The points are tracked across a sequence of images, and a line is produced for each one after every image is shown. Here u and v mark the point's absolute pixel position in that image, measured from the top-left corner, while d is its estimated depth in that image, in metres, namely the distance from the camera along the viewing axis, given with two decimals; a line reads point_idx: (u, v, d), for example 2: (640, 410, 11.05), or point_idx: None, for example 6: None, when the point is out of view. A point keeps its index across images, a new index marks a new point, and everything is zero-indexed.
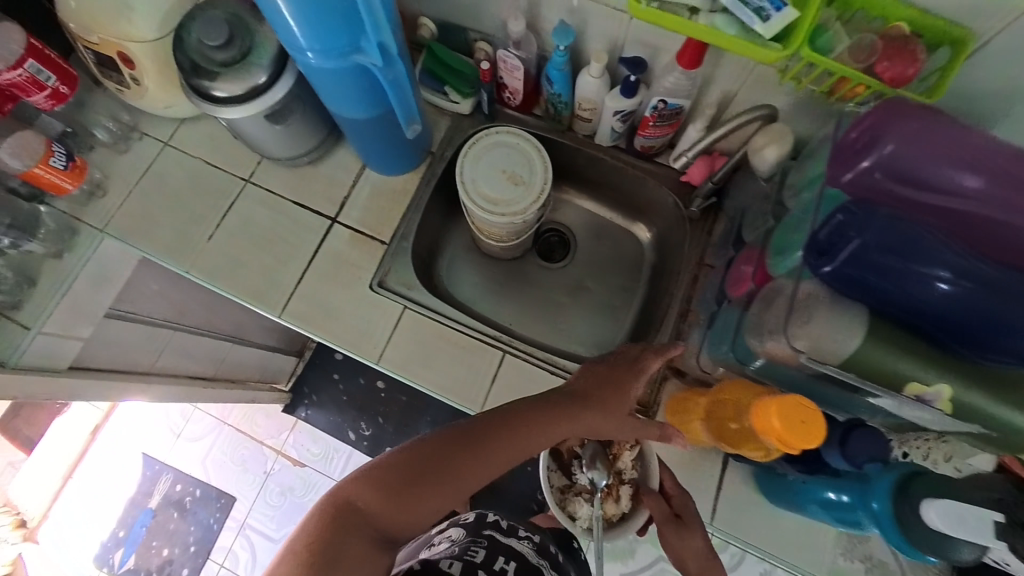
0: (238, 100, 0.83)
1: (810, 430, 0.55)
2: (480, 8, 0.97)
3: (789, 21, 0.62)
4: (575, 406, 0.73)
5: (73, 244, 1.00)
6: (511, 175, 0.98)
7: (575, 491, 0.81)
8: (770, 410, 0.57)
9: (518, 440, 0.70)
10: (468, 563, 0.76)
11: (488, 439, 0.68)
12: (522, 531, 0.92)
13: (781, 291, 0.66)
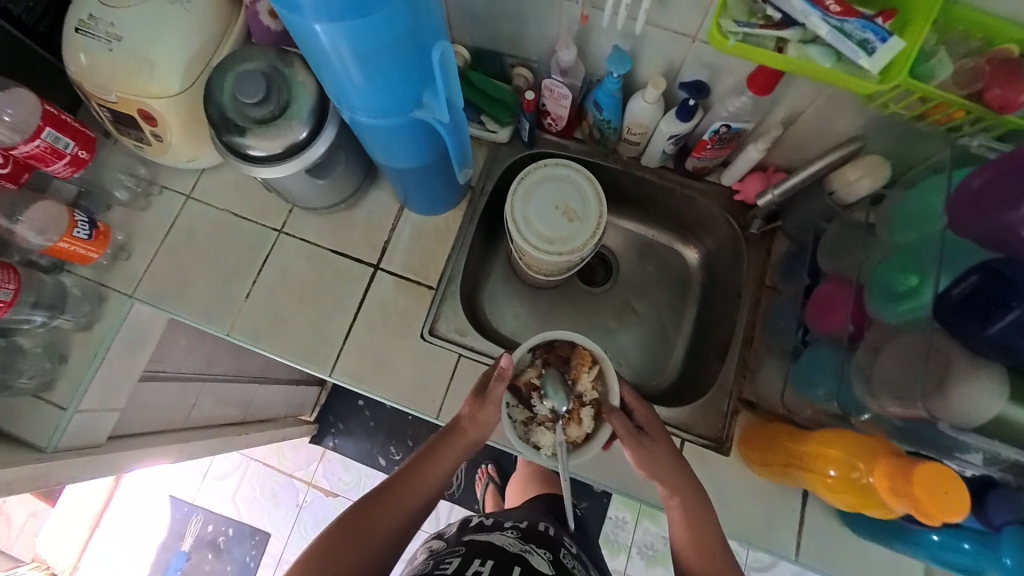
0: (280, 158, 0.77)
1: (956, 499, 0.59)
2: (520, 34, 0.91)
3: (895, 52, 0.58)
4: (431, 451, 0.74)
5: (101, 313, 0.94)
6: (568, 210, 0.93)
7: (534, 420, 0.78)
8: (915, 482, 0.60)
9: (400, 496, 0.73)
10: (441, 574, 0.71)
11: (387, 496, 0.72)
12: (507, 524, 0.88)
13: (889, 337, 0.62)
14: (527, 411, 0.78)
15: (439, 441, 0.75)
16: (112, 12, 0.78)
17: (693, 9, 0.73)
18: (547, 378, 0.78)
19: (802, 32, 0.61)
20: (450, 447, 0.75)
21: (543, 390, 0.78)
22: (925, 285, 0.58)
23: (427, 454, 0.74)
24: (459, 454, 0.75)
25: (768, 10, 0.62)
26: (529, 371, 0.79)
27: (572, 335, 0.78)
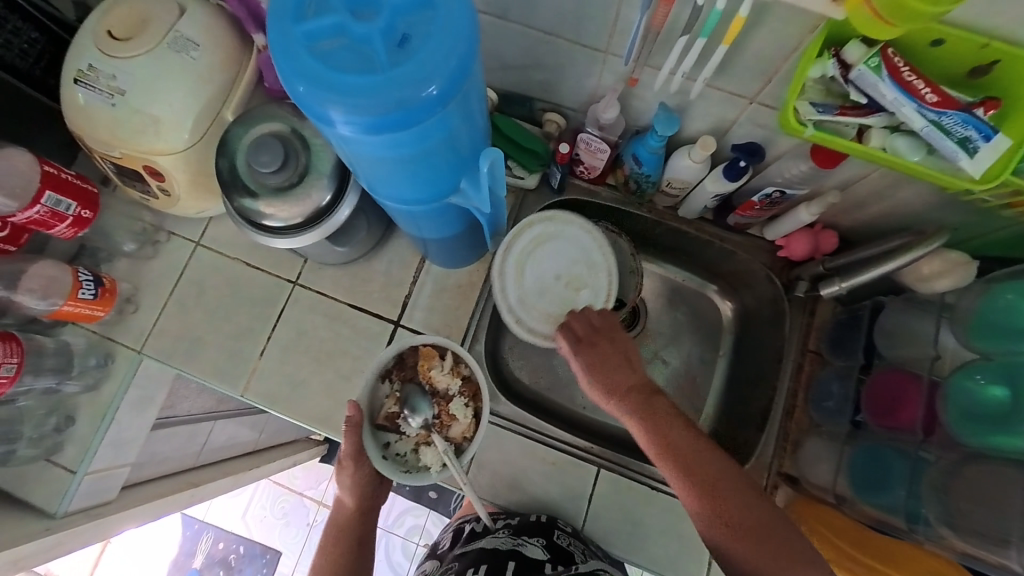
0: (301, 227, 0.73)
1: None
2: (556, 82, 0.85)
3: (1002, 151, 0.52)
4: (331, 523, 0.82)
5: (110, 371, 0.90)
6: (570, 280, 0.86)
7: (415, 442, 0.79)
8: None
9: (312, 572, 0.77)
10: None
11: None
12: (499, 520, 0.88)
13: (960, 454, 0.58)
14: (406, 440, 0.79)
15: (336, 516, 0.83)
16: (112, 63, 0.72)
17: (752, 75, 0.67)
18: (403, 397, 0.79)
19: (890, 120, 0.56)
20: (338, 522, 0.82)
21: (409, 407, 0.79)
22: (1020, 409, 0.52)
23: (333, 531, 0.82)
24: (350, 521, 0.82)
25: (853, 93, 0.55)
26: (387, 402, 0.79)
27: (407, 342, 0.79)
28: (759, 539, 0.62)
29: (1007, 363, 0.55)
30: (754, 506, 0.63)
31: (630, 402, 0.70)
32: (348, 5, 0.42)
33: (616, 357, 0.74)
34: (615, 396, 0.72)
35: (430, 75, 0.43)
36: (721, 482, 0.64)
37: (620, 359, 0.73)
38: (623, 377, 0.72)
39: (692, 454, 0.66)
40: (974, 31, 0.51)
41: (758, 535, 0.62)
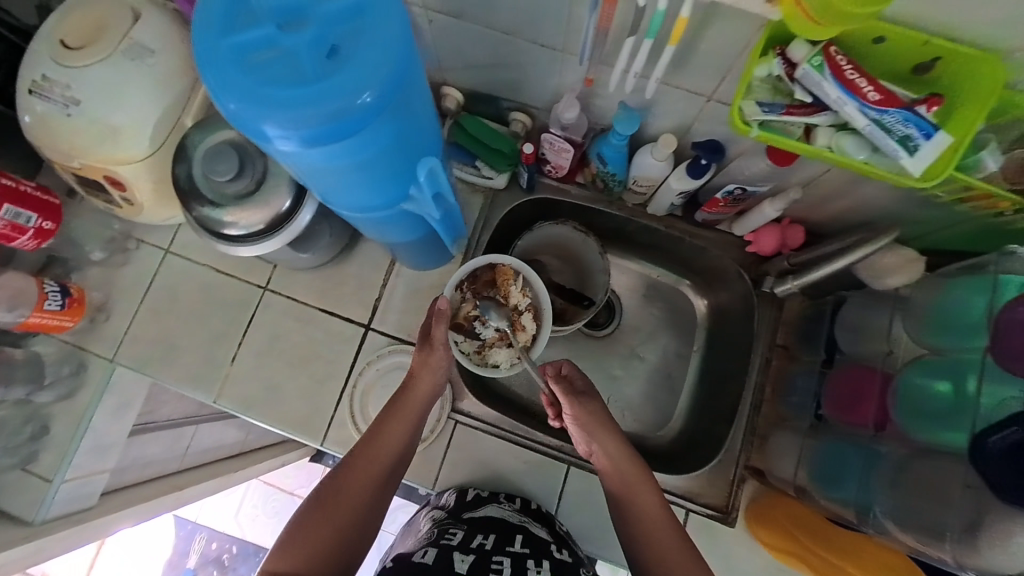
0: (262, 234, 0.73)
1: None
2: (519, 81, 0.84)
3: (942, 149, 0.53)
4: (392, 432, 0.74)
5: (83, 380, 0.91)
6: None
7: (484, 345, 0.80)
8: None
9: (343, 515, 0.67)
10: (443, 547, 0.70)
11: (288, 550, 0.63)
12: (503, 496, 0.86)
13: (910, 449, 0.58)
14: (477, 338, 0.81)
15: (390, 414, 0.76)
16: (66, 72, 0.72)
17: (707, 73, 0.67)
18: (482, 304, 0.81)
19: (835, 119, 0.56)
20: (384, 444, 0.73)
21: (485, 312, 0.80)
22: (965, 404, 0.52)
23: (360, 449, 0.72)
24: (399, 448, 0.74)
25: (798, 92, 0.55)
26: (462, 306, 0.81)
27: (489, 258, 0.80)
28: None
29: (951, 358, 0.56)
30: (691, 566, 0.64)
31: (601, 445, 0.73)
32: (276, 19, 0.41)
33: (598, 421, 0.73)
34: (589, 435, 0.73)
35: (366, 83, 0.43)
36: (654, 519, 0.69)
37: (599, 408, 0.73)
38: (603, 440, 0.73)
39: (628, 488, 0.71)
40: (915, 29, 0.51)
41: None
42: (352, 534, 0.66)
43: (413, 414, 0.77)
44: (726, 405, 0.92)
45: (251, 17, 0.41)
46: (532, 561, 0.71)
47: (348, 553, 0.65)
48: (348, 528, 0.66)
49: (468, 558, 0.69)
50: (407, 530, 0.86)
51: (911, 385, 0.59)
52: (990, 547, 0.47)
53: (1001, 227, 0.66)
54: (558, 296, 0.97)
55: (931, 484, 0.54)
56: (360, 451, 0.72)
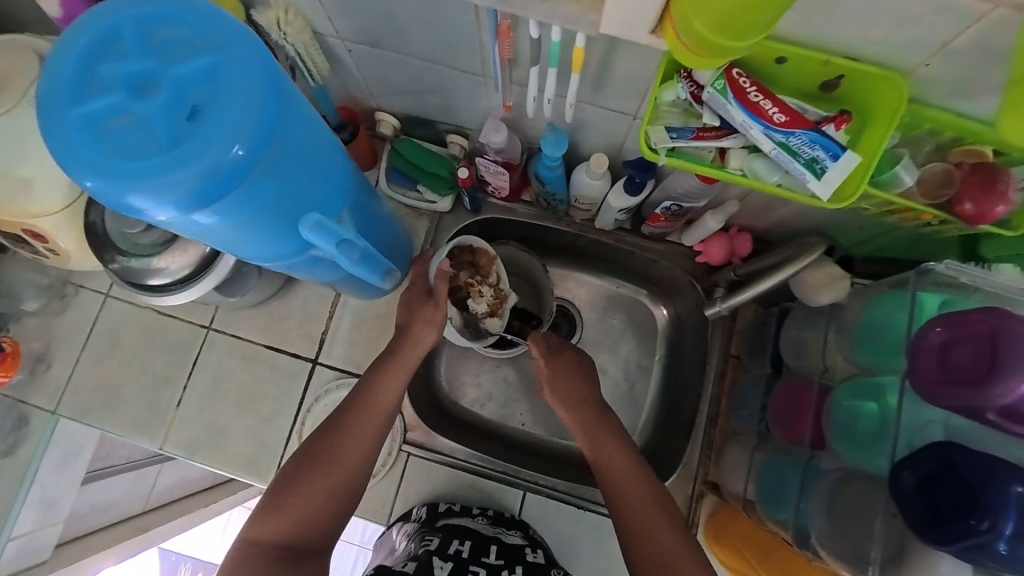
0: (186, 280, 0.70)
1: None
2: (449, 105, 0.82)
3: (850, 170, 0.51)
4: (384, 395, 0.69)
5: (25, 433, 0.89)
6: None
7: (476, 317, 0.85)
8: None
9: (334, 475, 0.65)
10: (422, 556, 0.68)
11: (275, 509, 0.62)
12: (475, 509, 0.85)
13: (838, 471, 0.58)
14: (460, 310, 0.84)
15: (382, 371, 0.71)
16: None
17: (626, 94, 0.65)
18: (469, 280, 0.83)
19: (746, 141, 0.54)
20: (377, 406, 0.69)
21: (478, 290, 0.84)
22: (888, 431, 0.51)
23: (349, 410, 0.68)
24: (392, 410, 0.70)
25: (706, 115, 0.54)
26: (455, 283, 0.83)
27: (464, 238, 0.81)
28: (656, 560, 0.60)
29: (877, 379, 0.55)
30: (670, 537, 0.61)
31: (576, 414, 0.73)
32: (128, 87, 0.41)
33: (577, 394, 0.74)
34: (568, 406, 0.74)
35: (227, 139, 0.42)
36: (644, 502, 0.64)
37: (577, 373, 0.75)
38: (580, 409, 0.73)
39: (603, 465, 0.68)
40: (817, 48, 0.49)
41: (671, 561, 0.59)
42: (343, 496, 0.65)
43: (407, 372, 0.72)
44: (682, 419, 0.91)
45: (102, 84, 0.41)
46: (505, 570, 0.70)
47: (338, 514, 0.65)
48: (338, 491, 0.65)
49: (447, 565, 0.68)
50: (380, 546, 0.83)
51: (841, 405, 0.58)
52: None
53: (934, 236, 0.65)
54: (526, 301, 0.94)
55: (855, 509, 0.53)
56: (349, 412, 0.68)
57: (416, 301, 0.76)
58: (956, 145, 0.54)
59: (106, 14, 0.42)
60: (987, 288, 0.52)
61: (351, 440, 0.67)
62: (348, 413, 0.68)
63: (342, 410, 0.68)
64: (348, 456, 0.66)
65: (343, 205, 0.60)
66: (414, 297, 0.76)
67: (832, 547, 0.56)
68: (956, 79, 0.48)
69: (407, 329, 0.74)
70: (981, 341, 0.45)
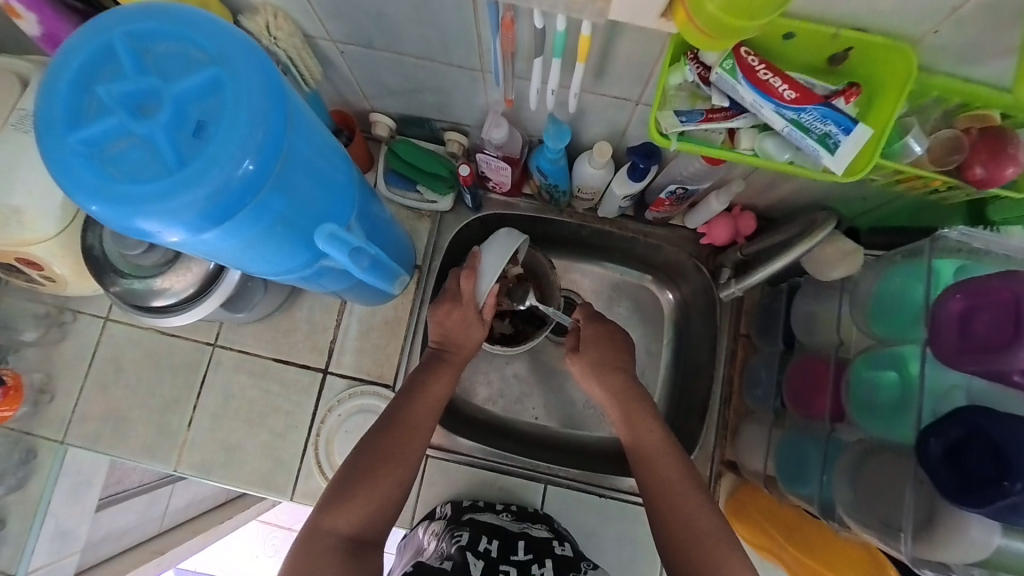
0: (192, 299, 0.69)
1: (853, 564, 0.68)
2: (444, 102, 0.80)
3: (863, 143, 0.51)
4: (441, 388, 0.72)
5: (34, 466, 0.87)
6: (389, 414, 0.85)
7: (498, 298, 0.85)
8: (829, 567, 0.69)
9: (402, 469, 0.66)
10: (455, 555, 0.68)
11: (346, 501, 0.62)
12: (499, 506, 0.85)
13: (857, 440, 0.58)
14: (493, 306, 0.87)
15: (431, 368, 0.73)
16: None
17: (628, 80, 0.64)
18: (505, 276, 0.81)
19: (755, 120, 0.54)
20: (434, 402, 0.71)
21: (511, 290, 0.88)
22: (908, 401, 0.51)
23: (408, 407, 0.70)
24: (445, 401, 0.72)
25: (715, 97, 0.53)
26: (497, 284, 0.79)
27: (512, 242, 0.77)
28: (687, 522, 0.63)
29: (893, 349, 0.55)
30: (694, 499, 0.65)
31: (607, 382, 0.75)
32: (128, 107, 0.39)
33: (609, 359, 0.75)
34: (601, 372, 0.75)
35: (236, 154, 0.40)
36: (671, 471, 0.67)
37: (617, 344, 0.76)
38: (610, 377, 0.74)
39: (648, 458, 0.69)
40: (824, 22, 0.49)
41: (698, 524, 0.63)
42: (406, 490, 0.67)
43: (454, 368, 0.75)
44: (696, 401, 0.91)
45: (99, 105, 0.40)
46: (536, 564, 0.69)
47: (400, 505, 0.67)
48: (403, 485, 0.66)
49: (480, 564, 0.67)
50: (405, 546, 0.82)
51: (860, 377, 0.58)
52: (946, 542, 0.46)
53: (940, 203, 0.65)
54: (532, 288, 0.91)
55: (881, 481, 0.53)
56: (410, 411, 0.70)
57: (472, 325, 0.75)
58: (963, 111, 0.54)
59: (96, 30, 0.40)
60: (999, 250, 0.53)
61: (410, 436, 0.68)
62: (403, 410, 0.70)
63: (398, 407, 0.70)
64: (410, 452, 0.67)
65: (351, 212, 0.59)
66: (469, 320, 0.74)
67: (856, 516, 0.57)
68: (964, 44, 0.48)
69: (453, 336, 0.75)
70: (1004, 305, 0.44)
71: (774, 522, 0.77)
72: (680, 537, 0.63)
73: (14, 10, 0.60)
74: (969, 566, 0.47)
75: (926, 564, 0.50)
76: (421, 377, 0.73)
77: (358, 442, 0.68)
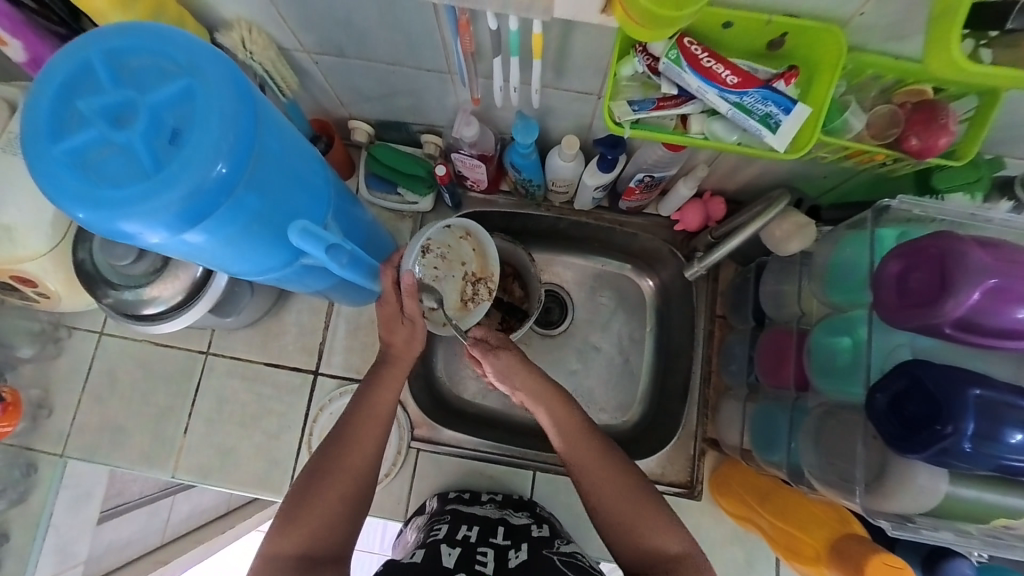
0: (182, 305, 0.71)
1: (818, 522, 0.69)
2: (418, 106, 0.84)
3: (803, 120, 0.54)
4: (386, 397, 0.70)
5: (34, 480, 0.89)
6: None
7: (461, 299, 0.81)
8: (797, 527, 0.71)
9: (345, 482, 0.66)
10: (430, 545, 0.69)
11: (291, 523, 0.62)
12: (484, 496, 0.86)
13: (818, 404, 0.61)
14: (453, 291, 0.81)
15: (377, 378, 0.71)
16: None
17: (588, 74, 0.67)
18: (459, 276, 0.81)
19: (703, 105, 0.57)
20: (379, 411, 0.69)
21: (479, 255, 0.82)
22: (859, 362, 0.54)
23: (350, 421, 0.69)
24: (392, 412, 0.71)
25: (664, 85, 0.56)
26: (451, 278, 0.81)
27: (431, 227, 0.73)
28: (627, 513, 0.64)
29: (847, 314, 0.58)
30: (635, 488, 0.66)
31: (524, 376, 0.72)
32: (106, 117, 0.42)
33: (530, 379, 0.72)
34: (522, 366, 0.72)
35: (210, 158, 0.43)
36: (599, 464, 0.67)
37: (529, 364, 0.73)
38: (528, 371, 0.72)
39: (568, 444, 0.69)
40: (759, 10, 0.52)
41: (629, 510, 0.64)
42: (357, 502, 0.66)
43: (400, 376, 0.72)
44: (678, 382, 0.94)
45: (80, 118, 0.42)
46: (512, 548, 0.70)
47: (354, 518, 0.66)
48: (350, 497, 0.66)
49: (456, 551, 0.68)
50: (397, 544, 0.84)
51: (819, 343, 0.61)
52: (895, 492, 0.49)
53: (891, 175, 0.68)
54: (515, 285, 0.96)
55: (840, 440, 0.56)
56: (350, 425, 0.68)
57: (396, 322, 0.71)
58: (899, 86, 0.57)
59: (76, 48, 0.43)
60: (938, 216, 0.56)
61: (353, 450, 0.67)
62: (347, 424, 0.69)
63: (343, 424, 0.69)
64: (354, 466, 0.66)
65: (327, 212, 0.62)
66: (392, 315, 0.71)
67: (820, 477, 0.59)
68: (890, 23, 0.51)
69: (391, 343, 0.72)
70: (933, 264, 0.47)
71: (752, 488, 0.80)
72: (616, 524, 0.65)
73: None
74: (920, 515, 0.49)
75: (883, 514, 0.51)
76: (365, 390, 0.71)
77: (305, 466, 0.68)
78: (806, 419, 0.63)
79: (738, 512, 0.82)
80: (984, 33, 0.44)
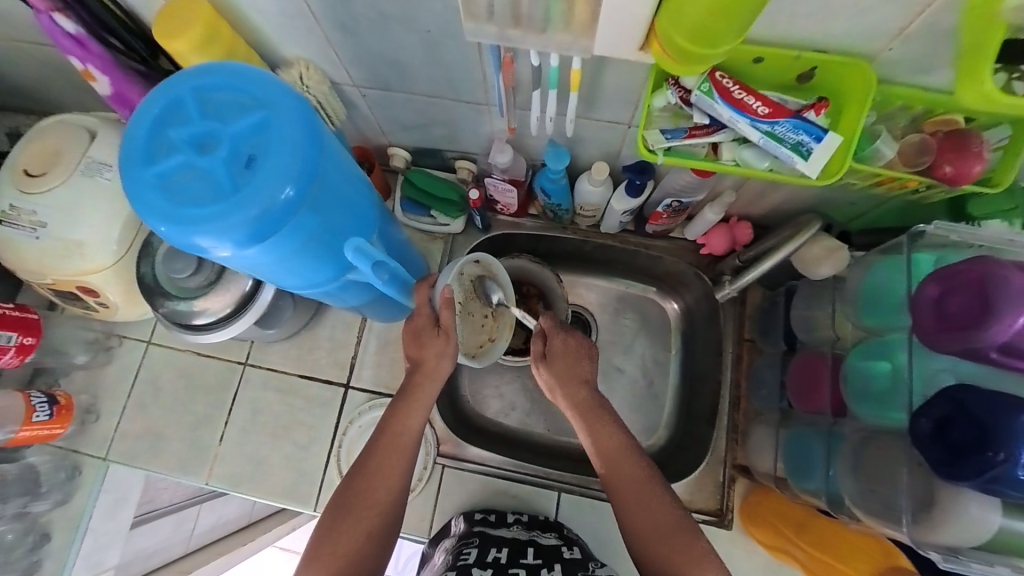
0: (228, 318, 0.75)
1: (862, 555, 0.71)
2: (455, 135, 0.89)
3: (834, 149, 0.56)
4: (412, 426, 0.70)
5: (80, 482, 0.93)
6: None
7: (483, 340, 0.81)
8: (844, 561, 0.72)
9: (371, 517, 0.66)
10: (461, 567, 0.68)
11: (317, 559, 0.63)
12: (510, 518, 0.85)
13: (854, 432, 0.60)
14: (476, 332, 0.79)
15: (402, 406, 0.71)
16: (29, 199, 0.75)
17: (620, 105, 0.70)
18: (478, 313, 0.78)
19: (734, 134, 0.60)
20: (402, 429, 0.70)
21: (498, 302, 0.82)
22: (900, 388, 0.53)
23: (375, 449, 0.69)
24: (418, 437, 0.71)
25: (696, 116, 0.59)
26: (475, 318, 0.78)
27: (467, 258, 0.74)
28: (656, 532, 0.64)
29: (884, 339, 0.58)
30: (659, 501, 0.66)
31: (570, 394, 0.71)
32: (193, 144, 0.48)
33: (573, 373, 0.72)
34: (564, 386, 0.72)
35: (280, 180, 0.48)
36: (637, 482, 0.67)
37: (581, 354, 0.73)
38: (575, 390, 0.71)
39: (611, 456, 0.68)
40: (788, 47, 0.55)
41: (660, 529, 0.64)
42: (382, 538, 0.66)
43: (426, 402, 0.72)
44: (705, 406, 0.93)
45: (169, 145, 0.48)
46: (544, 569, 0.69)
47: (380, 554, 0.66)
48: (377, 533, 0.66)
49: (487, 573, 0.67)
50: (424, 568, 0.82)
51: (855, 369, 0.60)
52: (944, 524, 0.48)
53: (923, 202, 0.69)
54: (540, 306, 0.96)
55: (881, 468, 0.55)
56: (374, 454, 0.69)
57: (426, 334, 0.71)
58: (929, 116, 0.59)
59: (170, 85, 0.49)
60: (977, 242, 0.55)
61: (378, 483, 0.68)
62: (371, 455, 0.69)
63: (366, 456, 0.69)
64: (378, 500, 0.67)
65: (372, 231, 0.66)
66: (421, 327, 0.72)
67: (863, 508, 0.58)
68: (919, 56, 0.53)
69: (419, 354, 0.72)
70: (973, 286, 0.48)
71: (785, 516, 0.79)
72: (654, 550, 0.63)
73: (89, 74, 0.71)
74: (971, 548, 0.48)
75: (933, 546, 0.50)
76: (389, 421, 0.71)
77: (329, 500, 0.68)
78: (845, 448, 0.62)
79: (769, 540, 0.81)
80: (1016, 65, 0.46)
